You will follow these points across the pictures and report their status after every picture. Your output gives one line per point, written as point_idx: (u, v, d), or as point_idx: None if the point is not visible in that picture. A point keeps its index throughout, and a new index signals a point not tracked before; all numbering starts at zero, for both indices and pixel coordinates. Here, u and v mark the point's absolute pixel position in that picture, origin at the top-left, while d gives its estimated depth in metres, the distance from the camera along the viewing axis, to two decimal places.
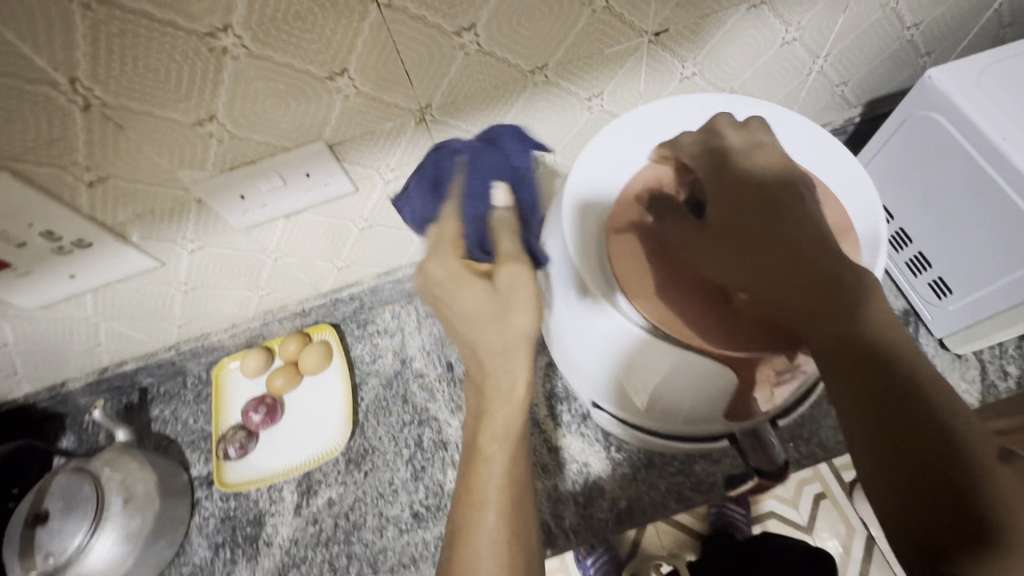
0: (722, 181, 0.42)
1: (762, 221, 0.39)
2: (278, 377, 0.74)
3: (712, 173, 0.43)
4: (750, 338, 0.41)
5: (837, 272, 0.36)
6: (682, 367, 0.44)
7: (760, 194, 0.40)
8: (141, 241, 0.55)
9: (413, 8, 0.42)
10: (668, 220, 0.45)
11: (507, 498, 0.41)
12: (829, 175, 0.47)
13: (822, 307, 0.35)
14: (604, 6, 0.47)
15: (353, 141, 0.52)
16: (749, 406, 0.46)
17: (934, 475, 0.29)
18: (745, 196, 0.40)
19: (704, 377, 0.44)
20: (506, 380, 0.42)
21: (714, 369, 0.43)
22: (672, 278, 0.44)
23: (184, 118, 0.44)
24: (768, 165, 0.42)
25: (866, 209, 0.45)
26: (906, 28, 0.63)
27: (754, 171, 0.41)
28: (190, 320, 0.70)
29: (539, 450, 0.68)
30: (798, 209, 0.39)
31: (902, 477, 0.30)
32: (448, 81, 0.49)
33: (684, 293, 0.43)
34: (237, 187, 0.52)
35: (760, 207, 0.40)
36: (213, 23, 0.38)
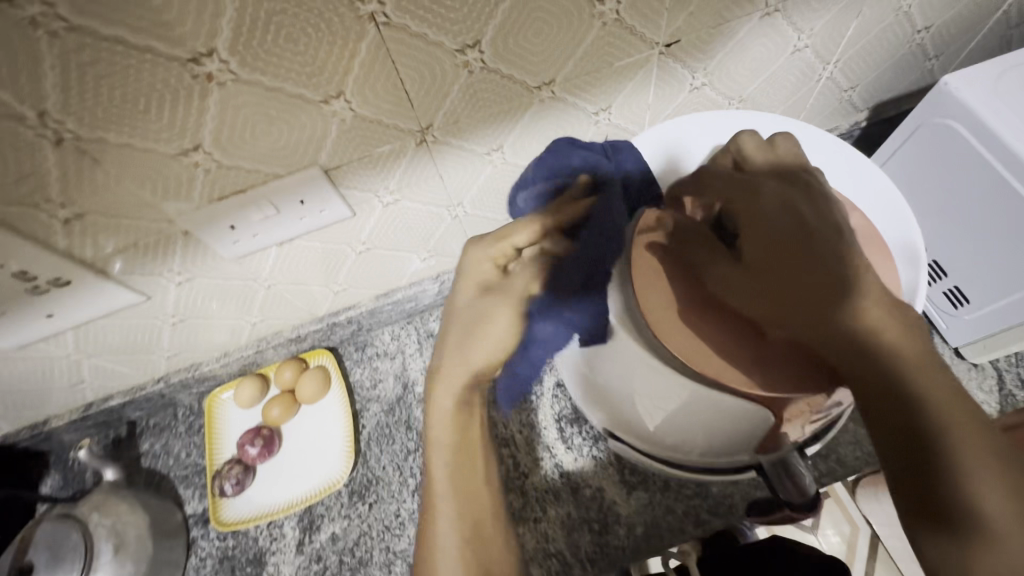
0: (757, 204, 0.42)
1: (798, 247, 0.39)
2: (274, 407, 0.71)
3: (745, 195, 0.43)
4: (784, 371, 0.39)
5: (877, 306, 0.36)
6: (712, 400, 0.41)
7: (796, 221, 0.40)
8: (124, 275, 0.51)
9: (414, 26, 0.39)
10: (695, 243, 0.43)
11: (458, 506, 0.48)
12: (855, 192, 0.47)
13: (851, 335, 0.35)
14: (615, 18, 0.45)
15: (350, 166, 0.49)
16: (780, 438, 0.44)
17: (939, 490, 0.31)
18: (781, 221, 0.40)
19: (732, 414, 0.42)
20: (447, 395, 0.52)
21: (745, 405, 0.41)
22: (701, 304, 0.42)
23: (168, 149, 0.40)
24: (797, 193, 0.42)
25: (901, 228, 0.44)
26: (917, 32, 0.62)
27: (785, 196, 0.42)
28: (179, 351, 0.67)
29: (551, 475, 0.66)
30: (836, 233, 0.39)
31: (915, 491, 0.32)
32: (450, 100, 0.46)
33: (715, 319, 0.41)
34: (227, 218, 0.48)
35: (798, 234, 0.39)
36: (196, 47, 0.35)
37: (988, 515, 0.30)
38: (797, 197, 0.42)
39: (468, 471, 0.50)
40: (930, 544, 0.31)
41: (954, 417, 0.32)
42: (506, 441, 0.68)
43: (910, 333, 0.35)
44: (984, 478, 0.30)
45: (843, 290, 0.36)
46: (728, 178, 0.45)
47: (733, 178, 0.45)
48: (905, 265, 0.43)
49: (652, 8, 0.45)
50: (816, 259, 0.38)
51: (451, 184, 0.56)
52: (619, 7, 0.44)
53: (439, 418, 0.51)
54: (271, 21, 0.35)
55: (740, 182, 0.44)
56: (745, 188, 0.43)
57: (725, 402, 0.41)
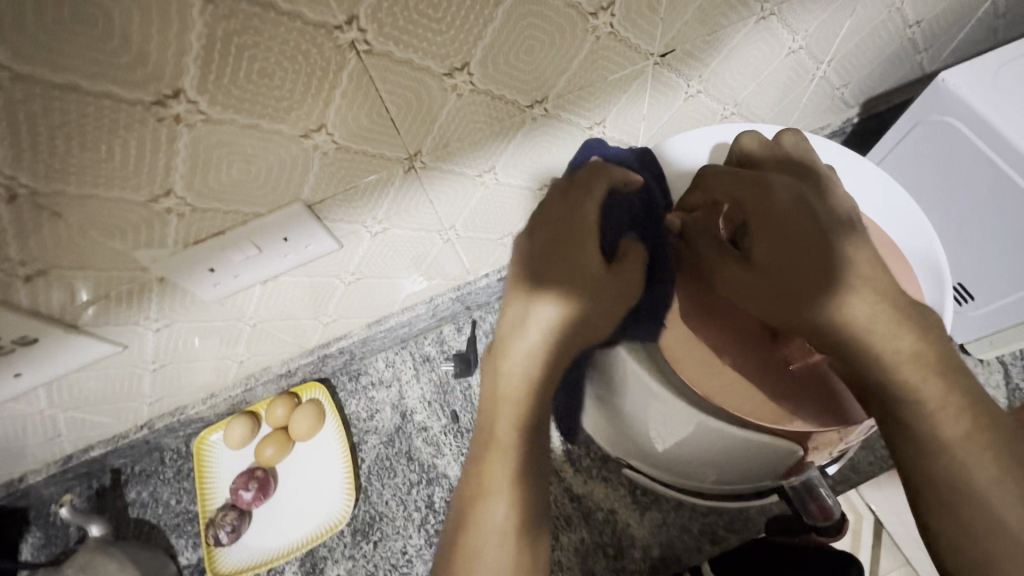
0: (766, 202, 0.37)
1: (811, 251, 0.35)
2: (267, 447, 0.68)
3: (754, 192, 0.38)
4: (803, 389, 0.38)
5: (887, 308, 0.33)
6: (715, 433, 0.40)
7: (819, 219, 0.36)
8: (97, 326, 0.48)
9: (398, 53, 0.36)
10: (700, 244, 0.40)
11: (521, 495, 0.38)
12: (877, 201, 0.45)
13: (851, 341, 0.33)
14: (609, 31, 0.42)
15: (334, 199, 0.46)
16: (804, 462, 0.42)
17: (938, 488, 0.31)
18: (786, 219, 0.36)
19: (752, 449, 0.40)
20: (526, 357, 0.40)
21: (763, 441, 0.39)
22: (712, 315, 0.41)
23: (136, 196, 0.37)
24: (801, 189, 0.37)
25: (918, 238, 0.44)
26: (909, 26, 0.61)
27: (798, 190, 0.37)
28: (162, 396, 0.63)
29: (562, 501, 0.63)
30: (846, 230, 0.36)
31: (916, 486, 0.32)
32: (439, 124, 0.43)
33: (726, 328, 0.41)
34: (205, 261, 0.45)
35: (810, 235, 0.35)
36: (160, 89, 0.31)
37: (998, 504, 0.30)
38: (807, 190, 0.38)
39: (535, 455, 0.39)
40: (941, 533, 0.31)
41: (952, 416, 0.31)
42: None
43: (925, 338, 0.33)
44: (986, 467, 0.30)
45: (854, 292, 0.33)
46: (733, 174, 0.39)
47: (730, 172, 0.40)
48: (927, 277, 0.42)
49: (646, 19, 0.43)
50: (823, 259, 0.35)
51: (442, 209, 0.53)
52: (613, 20, 0.42)
53: (507, 383, 0.40)
54: (242, 56, 0.32)
55: (748, 179, 0.38)
56: (755, 186, 0.38)
57: (744, 437, 0.39)
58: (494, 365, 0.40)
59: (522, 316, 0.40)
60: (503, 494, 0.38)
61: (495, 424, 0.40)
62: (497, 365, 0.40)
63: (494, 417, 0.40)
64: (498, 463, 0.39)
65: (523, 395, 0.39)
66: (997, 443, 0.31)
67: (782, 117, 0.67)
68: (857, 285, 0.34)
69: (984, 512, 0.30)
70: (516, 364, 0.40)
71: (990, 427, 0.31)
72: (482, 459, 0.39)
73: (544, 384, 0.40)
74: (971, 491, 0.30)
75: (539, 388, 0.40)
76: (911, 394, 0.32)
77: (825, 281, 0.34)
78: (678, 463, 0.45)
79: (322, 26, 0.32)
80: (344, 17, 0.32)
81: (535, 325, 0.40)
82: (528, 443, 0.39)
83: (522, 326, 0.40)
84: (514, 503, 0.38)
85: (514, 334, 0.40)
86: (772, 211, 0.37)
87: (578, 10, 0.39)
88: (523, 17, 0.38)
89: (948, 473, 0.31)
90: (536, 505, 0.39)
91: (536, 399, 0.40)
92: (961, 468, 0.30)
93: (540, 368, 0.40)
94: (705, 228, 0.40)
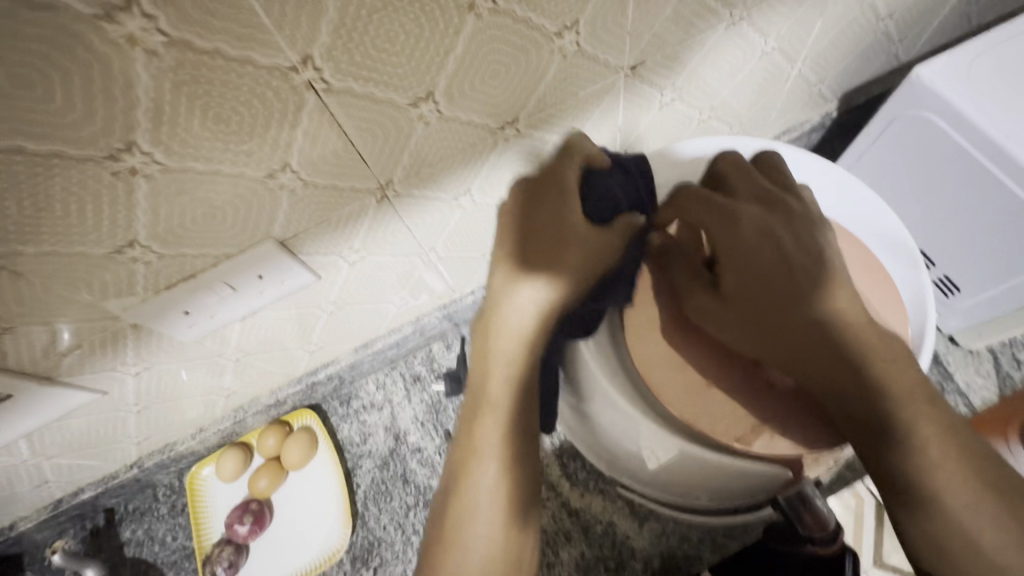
0: (734, 234, 0.38)
1: (782, 282, 0.36)
2: (261, 478, 0.68)
3: (722, 224, 0.39)
4: (784, 408, 0.39)
5: (858, 337, 0.33)
6: (701, 461, 0.40)
7: (786, 248, 0.37)
8: (72, 376, 0.47)
9: (359, 88, 0.35)
10: (674, 267, 0.43)
11: (509, 456, 0.38)
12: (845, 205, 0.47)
13: (825, 364, 0.34)
14: (575, 49, 0.42)
15: (308, 233, 0.45)
16: (799, 476, 0.41)
17: (918, 512, 0.30)
18: (753, 252, 0.37)
19: (740, 470, 0.40)
20: (518, 320, 0.40)
21: (751, 464, 0.39)
22: (695, 340, 0.42)
23: (99, 249, 0.36)
24: (769, 221, 0.38)
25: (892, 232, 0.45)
26: (882, 20, 0.60)
27: (765, 221, 0.38)
28: (148, 435, 0.62)
29: (560, 517, 0.63)
30: (812, 261, 0.37)
31: (897, 513, 0.31)
32: (408, 155, 0.43)
33: (705, 349, 0.41)
34: (180, 304, 0.44)
35: (776, 264, 0.37)
36: (111, 144, 0.30)
37: (975, 528, 0.29)
38: (774, 218, 0.39)
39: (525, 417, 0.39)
40: (923, 561, 0.30)
41: (929, 436, 0.30)
42: None
43: (895, 363, 0.33)
44: (959, 489, 0.29)
45: (824, 324, 0.34)
46: (706, 202, 0.40)
47: (699, 198, 0.40)
48: (904, 263, 0.44)
49: (613, 35, 0.43)
50: (790, 291, 0.36)
51: (419, 234, 0.53)
52: (579, 38, 0.41)
53: (498, 346, 0.40)
54: (194, 105, 0.31)
55: (717, 210, 0.39)
56: (724, 216, 0.39)
57: (728, 463, 0.39)
58: (485, 327, 0.41)
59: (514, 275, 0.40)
60: (491, 457, 0.38)
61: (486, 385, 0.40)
62: (488, 326, 0.41)
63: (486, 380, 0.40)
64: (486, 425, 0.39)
65: (515, 352, 0.40)
66: (970, 467, 0.30)
67: (761, 115, 0.66)
68: (824, 317, 0.34)
69: (961, 532, 0.29)
70: (509, 322, 0.40)
71: (963, 449, 0.30)
72: (472, 420, 0.39)
73: (537, 343, 0.40)
74: (945, 513, 0.29)
75: (528, 347, 0.40)
76: (880, 421, 0.31)
77: (795, 316, 0.35)
78: (670, 484, 0.45)
79: (276, 69, 0.31)
80: (298, 58, 0.31)
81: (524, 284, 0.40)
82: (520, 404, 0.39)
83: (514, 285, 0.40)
84: (503, 465, 0.38)
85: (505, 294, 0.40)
86: (739, 245, 0.38)
87: (542, 31, 0.39)
88: (486, 43, 0.37)
89: (921, 499, 0.30)
90: (524, 486, 0.38)
91: (526, 358, 0.40)
92: (934, 492, 0.30)
93: (531, 327, 0.40)
94: (683, 255, 0.43)
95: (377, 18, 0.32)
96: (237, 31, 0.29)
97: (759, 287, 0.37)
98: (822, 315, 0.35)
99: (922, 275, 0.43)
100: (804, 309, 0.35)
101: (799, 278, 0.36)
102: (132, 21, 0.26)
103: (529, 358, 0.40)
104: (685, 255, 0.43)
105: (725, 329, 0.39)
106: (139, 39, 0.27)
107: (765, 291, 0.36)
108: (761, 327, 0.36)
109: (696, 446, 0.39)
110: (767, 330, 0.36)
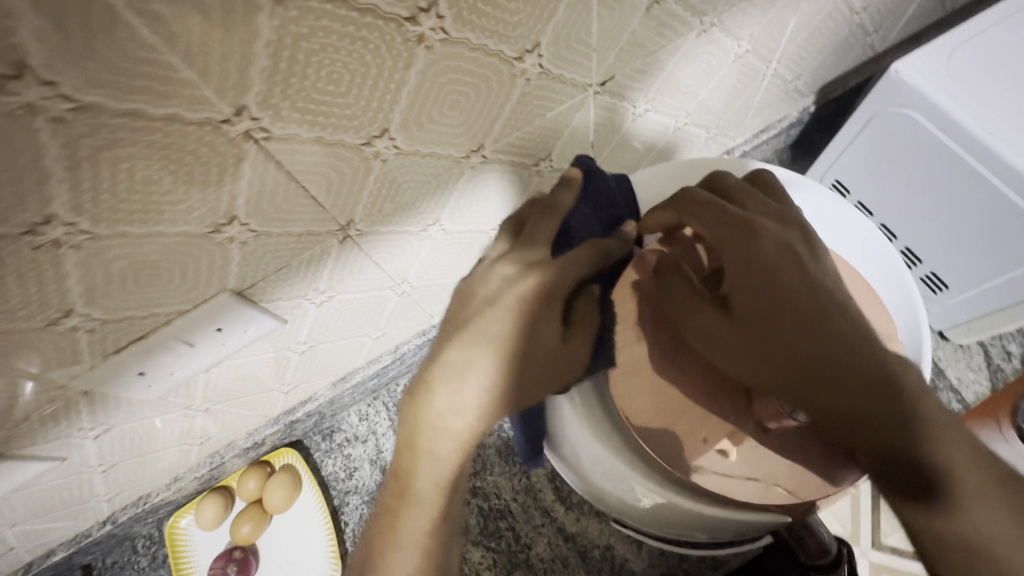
0: (753, 249, 0.37)
1: (791, 301, 0.35)
2: (243, 524, 0.65)
3: (738, 240, 0.38)
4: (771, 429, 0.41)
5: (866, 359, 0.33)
6: (682, 509, 0.41)
7: (795, 263, 0.37)
8: (23, 449, 0.43)
9: (305, 133, 0.32)
10: (672, 286, 0.42)
11: (431, 545, 0.36)
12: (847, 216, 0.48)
13: (834, 386, 0.32)
14: (539, 71, 0.39)
15: (266, 281, 0.42)
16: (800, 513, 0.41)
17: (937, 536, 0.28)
18: (771, 267, 0.36)
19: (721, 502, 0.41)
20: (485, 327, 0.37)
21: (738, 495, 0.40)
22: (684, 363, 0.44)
23: (31, 323, 0.33)
24: (775, 240, 0.38)
25: (885, 261, 0.46)
26: (856, 13, 0.59)
27: (784, 238, 0.37)
28: (119, 491, 0.58)
29: (555, 543, 0.61)
30: (818, 282, 0.36)
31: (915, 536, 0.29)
32: (368, 192, 0.40)
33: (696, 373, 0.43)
34: (134, 366, 0.41)
35: (786, 281, 0.36)
36: (27, 218, 0.27)
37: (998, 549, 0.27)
38: (792, 237, 0.39)
39: (453, 504, 0.38)
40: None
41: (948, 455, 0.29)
42: (502, 512, 0.63)
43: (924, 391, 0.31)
44: (983, 497, 0.28)
45: (842, 347, 0.33)
46: (711, 217, 0.39)
47: (712, 205, 0.39)
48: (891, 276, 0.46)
49: (578, 53, 0.40)
50: (809, 311, 0.35)
51: (390, 267, 0.50)
52: (541, 61, 0.39)
53: (427, 436, 0.36)
54: (117, 169, 0.28)
55: (733, 223, 0.38)
56: (740, 231, 0.38)
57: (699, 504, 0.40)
58: (413, 410, 0.37)
59: (467, 367, 0.37)
60: (411, 548, 0.36)
61: (414, 473, 0.37)
62: (418, 409, 0.37)
63: (415, 461, 0.37)
64: (412, 518, 0.36)
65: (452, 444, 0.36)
66: (995, 478, 0.28)
67: (738, 117, 0.64)
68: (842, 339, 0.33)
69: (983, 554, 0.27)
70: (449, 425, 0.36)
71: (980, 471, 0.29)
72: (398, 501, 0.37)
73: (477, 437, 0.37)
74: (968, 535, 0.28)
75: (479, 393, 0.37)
76: (890, 441, 0.30)
77: (803, 336, 0.34)
78: (660, 520, 0.44)
79: (207, 123, 0.28)
80: (231, 109, 0.28)
81: (478, 380, 0.37)
82: (448, 501, 0.37)
83: (467, 378, 0.37)
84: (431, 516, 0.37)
85: (453, 386, 0.36)
86: (758, 260, 0.36)
87: (501, 57, 0.36)
88: (441, 75, 0.34)
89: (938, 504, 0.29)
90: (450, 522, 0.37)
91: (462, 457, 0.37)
92: (950, 512, 0.28)
93: (473, 428, 0.37)
94: (680, 273, 0.42)
95: (317, 59, 0.29)
96: (154, 89, 0.26)
97: (769, 303, 0.35)
98: (845, 335, 0.33)
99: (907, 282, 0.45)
100: (818, 327, 0.34)
101: (821, 296, 0.35)
102: (28, 90, 0.23)
103: (464, 456, 0.37)
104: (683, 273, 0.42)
105: (719, 350, 0.38)
106: (40, 107, 0.23)
107: (774, 308, 0.35)
108: (771, 348, 0.35)
109: (677, 492, 0.41)
110: (779, 350, 0.35)
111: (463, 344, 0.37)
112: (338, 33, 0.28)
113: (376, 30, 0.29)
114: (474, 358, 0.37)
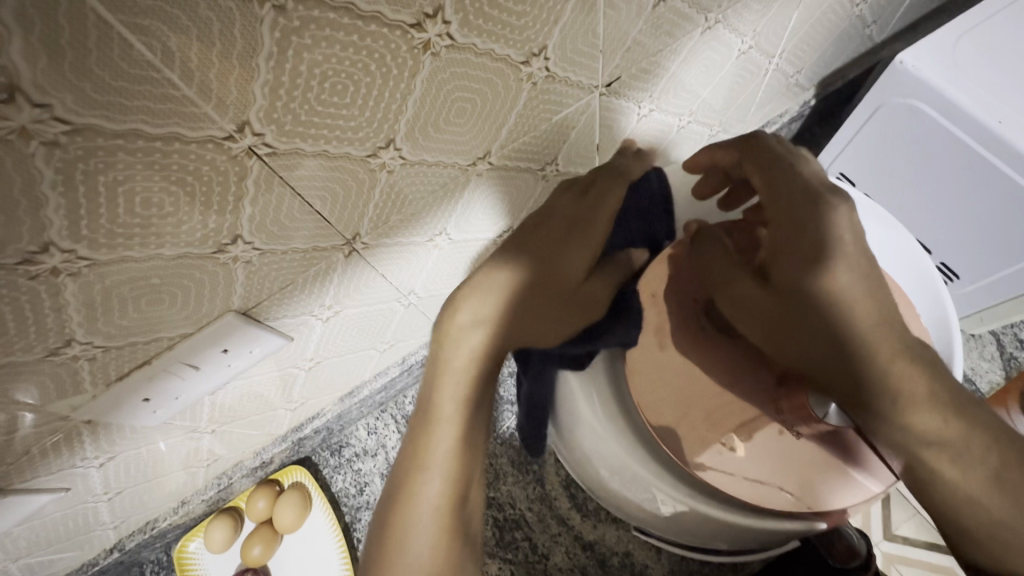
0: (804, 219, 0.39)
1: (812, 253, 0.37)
2: (254, 546, 0.64)
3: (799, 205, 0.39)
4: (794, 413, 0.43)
5: (892, 334, 0.35)
6: (708, 518, 0.41)
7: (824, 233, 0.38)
8: (24, 482, 0.42)
9: (308, 147, 0.31)
10: (710, 256, 0.46)
11: (460, 471, 0.35)
12: (878, 219, 0.49)
13: (856, 355, 0.35)
14: (545, 74, 0.38)
15: (271, 300, 0.41)
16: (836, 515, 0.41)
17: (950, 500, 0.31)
18: (815, 246, 0.38)
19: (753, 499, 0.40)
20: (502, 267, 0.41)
21: (768, 489, 0.40)
22: (704, 354, 0.46)
23: (30, 355, 0.32)
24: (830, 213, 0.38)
25: (906, 254, 0.48)
26: (856, 5, 0.58)
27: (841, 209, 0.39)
28: (125, 517, 0.56)
29: (574, 552, 0.60)
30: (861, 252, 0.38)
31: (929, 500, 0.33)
32: (374, 204, 0.38)
33: (721, 359, 0.46)
34: (138, 393, 0.40)
35: (816, 248, 0.38)
36: (23, 247, 0.26)
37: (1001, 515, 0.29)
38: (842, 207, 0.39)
39: (477, 436, 0.37)
40: (953, 535, 0.32)
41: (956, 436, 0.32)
42: (518, 522, 0.62)
43: (920, 373, 0.33)
44: (977, 471, 0.31)
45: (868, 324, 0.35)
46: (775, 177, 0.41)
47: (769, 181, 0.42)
48: (911, 271, 0.48)
49: (583, 54, 0.39)
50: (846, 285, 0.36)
51: (396, 280, 0.49)
52: (548, 64, 0.38)
53: (453, 357, 0.38)
54: (115, 192, 0.26)
55: (794, 194, 0.40)
56: (799, 210, 0.39)
57: (731, 501, 0.40)
58: (442, 337, 0.39)
59: (479, 301, 0.39)
60: (440, 471, 0.35)
61: (439, 401, 0.37)
62: (445, 336, 0.39)
63: (441, 377, 0.37)
64: (438, 435, 0.36)
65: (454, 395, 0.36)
66: (993, 452, 0.31)
67: (741, 112, 0.63)
68: (869, 322, 0.35)
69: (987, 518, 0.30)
70: (458, 356, 0.38)
71: (991, 440, 0.31)
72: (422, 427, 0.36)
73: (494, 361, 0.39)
74: (970, 500, 0.30)
75: (495, 313, 0.39)
76: (897, 411, 0.33)
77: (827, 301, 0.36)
78: (688, 528, 0.43)
79: (208, 141, 0.27)
80: (233, 126, 0.27)
81: (496, 304, 0.39)
82: (471, 422, 0.37)
83: (480, 307, 0.39)
84: (458, 463, 0.35)
85: (475, 305, 0.39)
86: (813, 227, 0.38)
87: (508, 61, 0.35)
88: (448, 81, 0.33)
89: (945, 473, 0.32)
90: (479, 453, 0.37)
91: (480, 381, 0.38)
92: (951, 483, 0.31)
93: (486, 353, 0.39)
94: (717, 243, 0.46)
95: (321, 72, 0.28)
96: (153, 108, 0.24)
97: (810, 271, 0.37)
98: (877, 299, 0.36)
99: (928, 273, 0.47)
100: (850, 299, 0.36)
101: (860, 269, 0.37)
102: (19, 114, 0.21)
103: (482, 398, 0.38)
104: (724, 243, 0.46)
105: (748, 317, 0.42)
106: (32, 132, 0.22)
107: (802, 278, 0.38)
108: (792, 310, 0.38)
109: (710, 504, 0.40)
110: (799, 311, 0.38)
111: (487, 280, 0.40)
112: (341, 43, 0.27)
113: (379, 39, 0.28)
114: (499, 292, 0.40)
